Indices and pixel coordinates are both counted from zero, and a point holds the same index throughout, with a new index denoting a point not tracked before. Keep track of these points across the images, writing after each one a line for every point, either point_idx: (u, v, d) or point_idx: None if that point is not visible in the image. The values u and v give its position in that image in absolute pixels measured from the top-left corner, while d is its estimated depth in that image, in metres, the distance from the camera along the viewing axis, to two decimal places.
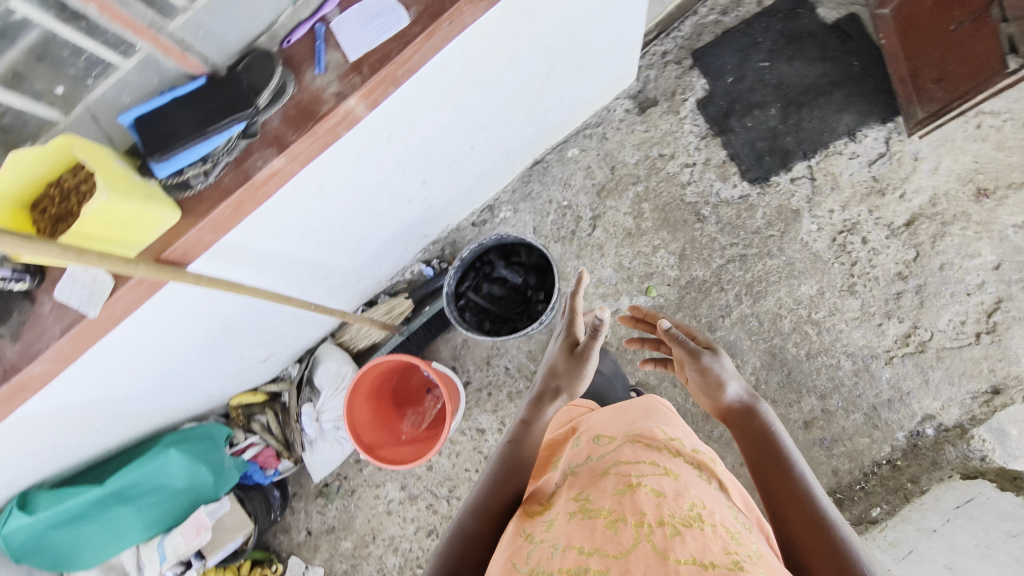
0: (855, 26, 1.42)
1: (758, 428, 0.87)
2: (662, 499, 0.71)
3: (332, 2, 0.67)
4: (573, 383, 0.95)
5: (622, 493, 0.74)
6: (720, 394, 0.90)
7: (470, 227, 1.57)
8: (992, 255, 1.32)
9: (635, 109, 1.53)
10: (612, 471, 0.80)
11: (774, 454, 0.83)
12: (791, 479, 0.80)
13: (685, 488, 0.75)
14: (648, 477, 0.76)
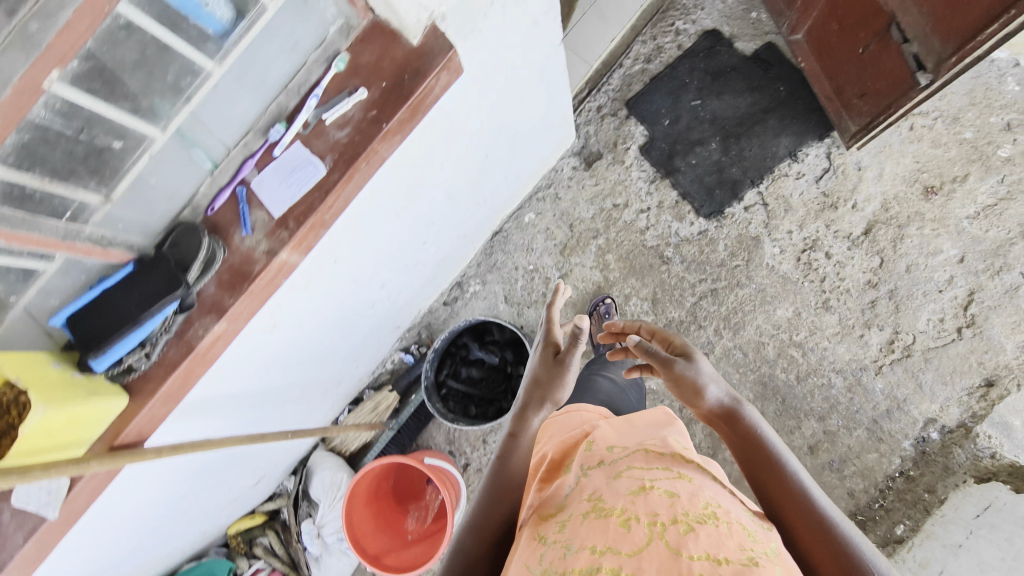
0: (773, 53, 1.46)
1: (744, 429, 0.83)
2: (676, 498, 0.66)
3: (249, 164, 0.69)
4: (551, 390, 0.92)
5: (635, 491, 0.68)
6: (701, 397, 0.85)
7: (442, 307, 1.57)
8: (954, 249, 1.33)
9: (582, 165, 1.55)
10: (620, 474, 0.74)
11: (763, 455, 0.79)
12: (786, 480, 0.76)
13: (699, 489, 0.70)
14: (660, 479, 0.71)
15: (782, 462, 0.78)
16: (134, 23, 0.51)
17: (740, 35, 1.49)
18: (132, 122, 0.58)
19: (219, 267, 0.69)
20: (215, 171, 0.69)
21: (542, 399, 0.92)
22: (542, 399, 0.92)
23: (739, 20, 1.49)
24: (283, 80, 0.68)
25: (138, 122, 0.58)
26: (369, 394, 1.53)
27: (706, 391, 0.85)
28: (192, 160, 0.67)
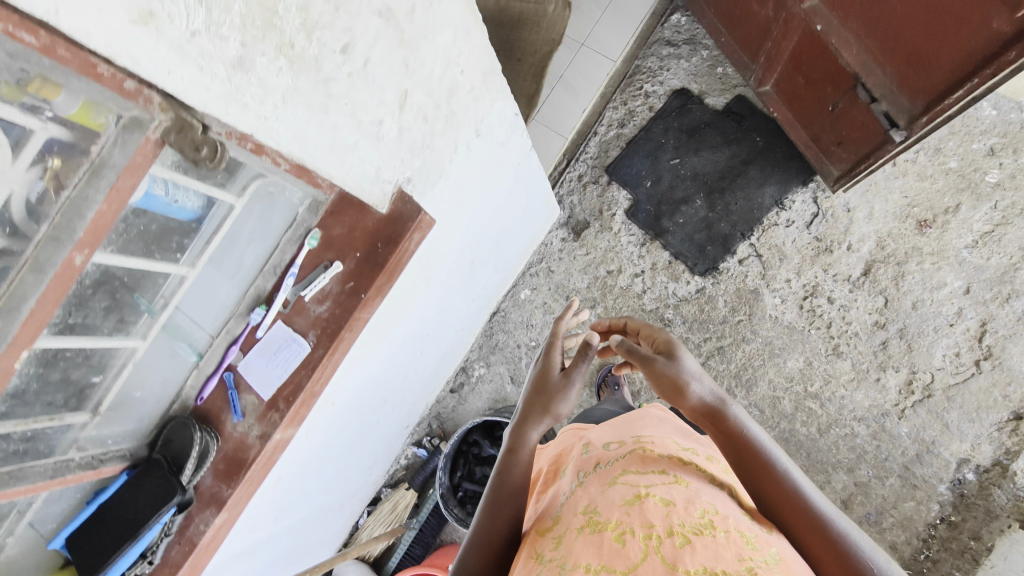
0: (744, 104, 1.47)
1: (731, 428, 0.67)
2: (675, 504, 0.58)
3: (232, 349, 0.69)
4: (553, 400, 0.77)
5: (629, 499, 0.61)
6: (685, 394, 0.70)
7: (450, 394, 1.56)
8: (958, 280, 1.30)
9: (570, 236, 1.55)
10: (614, 480, 0.66)
11: (753, 457, 0.65)
12: (781, 485, 0.62)
13: (696, 493, 0.61)
14: (657, 483, 0.63)
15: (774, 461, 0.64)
16: (102, 271, 0.51)
17: (709, 91, 1.50)
18: (113, 343, 0.57)
19: (214, 456, 0.68)
20: (200, 362, 0.69)
21: (544, 410, 0.78)
22: (547, 408, 0.78)
23: (706, 76, 1.50)
24: (259, 264, 0.68)
25: (117, 341, 0.57)
26: (386, 494, 1.50)
27: (688, 389, 0.70)
28: (177, 357, 0.66)
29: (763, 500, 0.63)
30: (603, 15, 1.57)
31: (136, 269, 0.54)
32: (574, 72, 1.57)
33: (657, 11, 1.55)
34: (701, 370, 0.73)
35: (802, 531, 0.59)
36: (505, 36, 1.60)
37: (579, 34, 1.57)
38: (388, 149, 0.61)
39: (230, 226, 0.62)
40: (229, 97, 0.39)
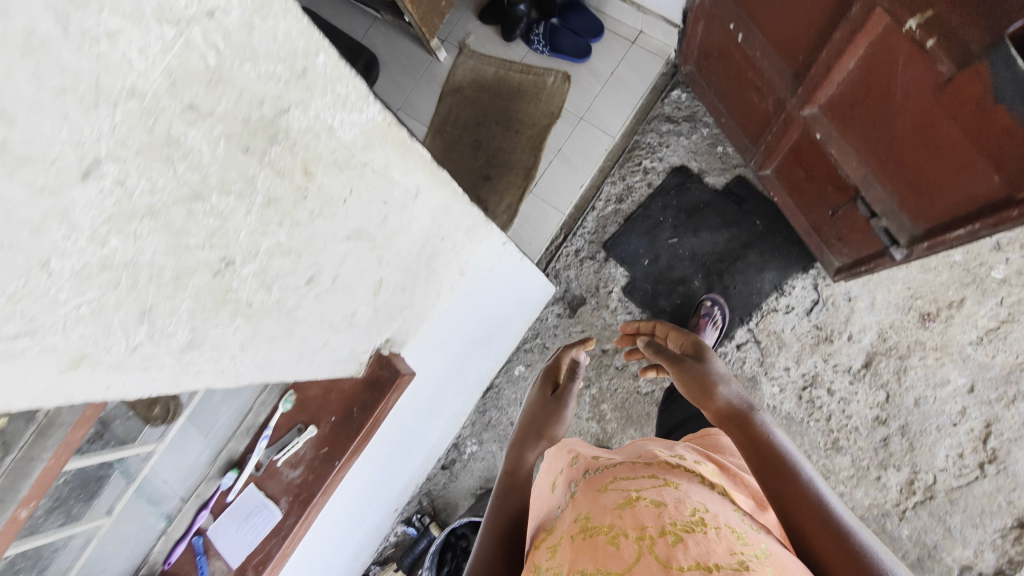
0: (744, 186, 1.45)
1: (749, 426, 0.64)
2: (663, 503, 0.55)
3: (202, 513, 0.67)
4: (548, 424, 0.82)
5: (621, 503, 0.57)
6: (705, 392, 0.70)
7: (441, 471, 1.53)
8: (961, 378, 1.27)
9: (566, 312, 1.52)
10: (605, 487, 0.62)
11: (768, 455, 0.60)
12: (793, 481, 0.57)
13: (685, 494, 0.59)
14: (648, 487, 0.60)
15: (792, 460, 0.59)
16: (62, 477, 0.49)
17: (709, 170, 1.48)
18: (78, 528, 0.55)
19: None
20: (169, 526, 0.67)
21: (539, 433, 0.82)
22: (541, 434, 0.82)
23: (706, 154, 1.48)
24: (234, 425, 0.67)
25: (79, 524, 0.56)
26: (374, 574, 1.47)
27: (716, 390, 0.70)
28: (149, 523, 0.65)
29: (773, 498, 0.57)
30: (602, 90, 1.55)
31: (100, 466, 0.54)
32: (572, 147, 1.55)
33: (658, 86, 1.53)
34: (731, 378, 0.72)
35: (812, 534, 0.53)
36: (503, 108, 1.60)
37: (579, 107, 1.56)
38: (362, 330, 0.59)
39: (194, 398, 0.61)
40: (182, 369, 0.38)
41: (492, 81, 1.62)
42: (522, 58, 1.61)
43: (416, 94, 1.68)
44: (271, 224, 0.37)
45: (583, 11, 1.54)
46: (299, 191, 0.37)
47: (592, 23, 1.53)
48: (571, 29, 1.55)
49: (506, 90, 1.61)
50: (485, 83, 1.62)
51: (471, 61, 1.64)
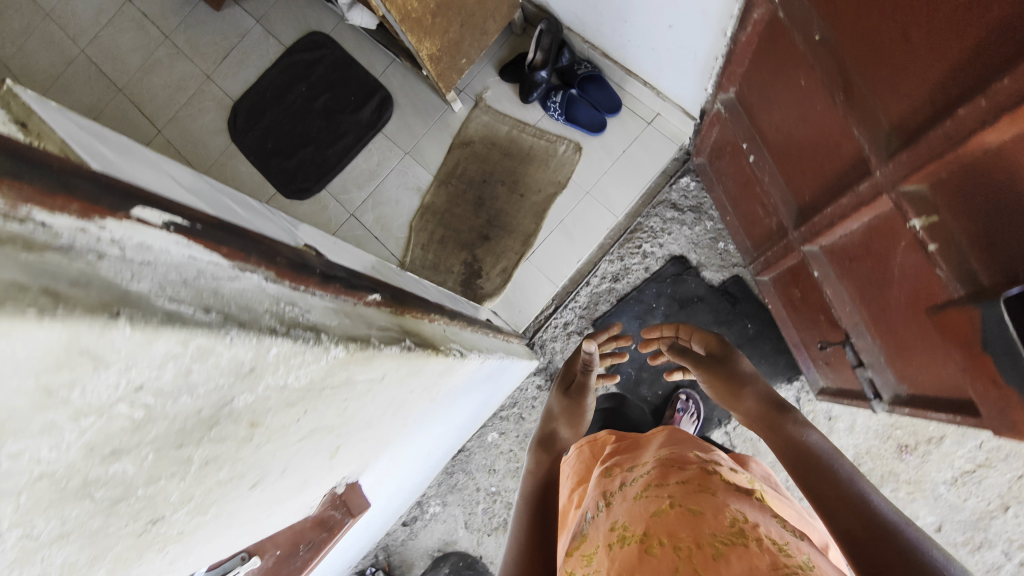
0: (740, 286, 1.44)
1: (781, 422, 0.72)
2: (700, 510, 0.57)
3: None
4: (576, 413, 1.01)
5: (657, 510, 0.60)
6: (740, 392, 0.80)
7: (402, 527, 1.52)
8: (930, 516, 1.26)
9: (546, 384, 1.50)
10: (641, 494, 0.66)
11: (800, 448, 0.66)
12: (824, 466, 0.62)
13: (723, 502, 0.58)
14: (682, 492, 0.61)
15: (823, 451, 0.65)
16: None
17: (708, 264, 1.47)
18: None
19: None
20: None
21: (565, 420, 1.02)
22: (561, 419, 1.04)
23: (706, 248, 1.46)
24: None
25: None
26: None
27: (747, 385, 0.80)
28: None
29: (805, 483, 0.62)
30: (612, 167, 1.54)
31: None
32: (574, 220, 1.54)
33: (668, 171, 1.51)
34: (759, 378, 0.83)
35: (840, 507, 0.57)
36: (510, 169, 1.59)
37: (586, 181, 1.54)
38: (313, 487, 0.57)
39: None
40: None
41: (503, 141, 1.60)
42: (536, 121, 1.59)
43: (426, 141, 1.67)
44: (206, 476, 0.35)
45: (602, 85, 1.52)
46: (243, 439, 0.36)
47: (609, 99, 1.52)
48: (588, 101, 1.53)
49: (516, 152, 1.59)
50: (496, 142, 1.61)
51: (484, 117, 1.62)
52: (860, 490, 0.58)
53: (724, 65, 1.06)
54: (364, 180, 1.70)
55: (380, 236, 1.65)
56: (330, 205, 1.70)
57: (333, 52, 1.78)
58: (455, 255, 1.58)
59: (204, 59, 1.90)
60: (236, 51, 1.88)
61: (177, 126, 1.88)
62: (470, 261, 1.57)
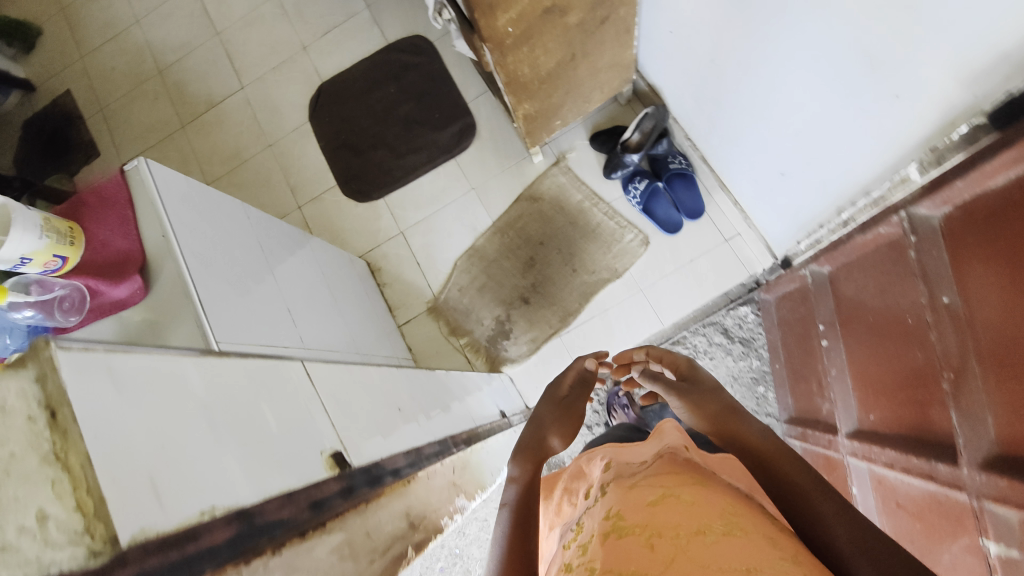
0: None
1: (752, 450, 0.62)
2: (697, 499, 0.51)
3: None
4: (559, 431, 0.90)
5: (653, 498, 0.52)
6: (718, 417, 0.70)
7: None
8: None
9: None
10: (633, 484, 0.57)
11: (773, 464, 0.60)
12: (805, 486, 0.56)
13: (718, 494, 0.52)
14: (682, 481, 0.55)
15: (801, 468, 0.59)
16: None
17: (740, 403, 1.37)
18: None
19: None
20: None
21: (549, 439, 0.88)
22: (552, 428, 0.90)
23: (744, 386, 1.37)
24: None
25: None
26: None
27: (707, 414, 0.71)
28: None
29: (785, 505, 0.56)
30: (673, 271, 1.47)
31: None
32: (617, 313, 1.47)
33: (730, 294, 1.42)
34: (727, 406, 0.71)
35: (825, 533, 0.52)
36: (569, 241, 1.52)
37: (643, 278, 1.47)
38: None
39: None
40: None
41: (570, 212, 1.54)
42: (610, 199, 1.52)
43: (495, 182, 1.62)
44: None
45: (691, 185, 1.44)
46: None
47: (694, 203, 1.44)
48: (671, 197, 1.45)
49: (580, 224, 1.53)
50: (565, 209, 1.54)
51: (560, 179, 1.56)
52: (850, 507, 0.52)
53: (833, 242, 0.97)
54: (423, 201, 1.66)
55: (421, 264, 1.62)
56: (383, 216, 1.67)
57: (432, 63, 1.73)
58: (489, 306, 1.54)
59: (305, 29, 1.87)
60: (338, 31, 1.84)
61: (260, 88, 1.86)
62: (503, 319, 1.53)
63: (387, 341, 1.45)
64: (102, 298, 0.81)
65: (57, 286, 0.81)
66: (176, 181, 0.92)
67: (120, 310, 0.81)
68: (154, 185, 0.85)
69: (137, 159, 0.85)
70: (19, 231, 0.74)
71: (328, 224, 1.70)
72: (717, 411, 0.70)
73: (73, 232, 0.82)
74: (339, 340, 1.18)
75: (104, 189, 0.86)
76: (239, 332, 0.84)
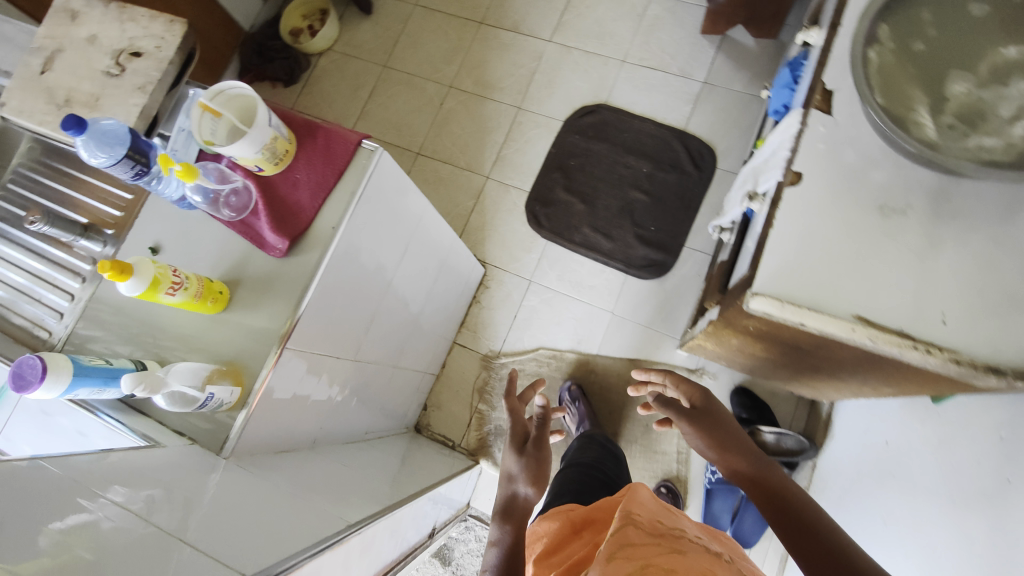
0: None
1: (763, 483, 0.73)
2: (676, 572, 0.54)
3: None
4: (527, 467, 1.02)
5: (635, 569, 0.54)
6: (733, 446, 0.80)
7: None
8: None
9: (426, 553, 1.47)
10: (609, 551, 0.58)
11: (781, 493, 0.71)
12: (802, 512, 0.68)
13: (693, 561, 0.56)
14: (658, 553, 0.57)
15: (802, 499, 0.70)
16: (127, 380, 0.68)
17: None
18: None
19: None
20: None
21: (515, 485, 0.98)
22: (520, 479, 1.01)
23: None
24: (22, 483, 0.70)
25: None
26: None
27: (726, 447, 0.80)
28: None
29: (789, 528, 0.67)
30: None
31: (83, 397, 0.71)
32: None
33: None
34: (739, 432, 0.82)
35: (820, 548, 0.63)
36: (627, 436, 1.44)
37: None
38: None
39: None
40: None
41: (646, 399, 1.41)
42: None
43: (633, 327, 1.52)
44: None
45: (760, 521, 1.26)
46: None
47: (745, 534, 1.28)
48: (735, 504, 1.30)
49: (650, 435, 1.44)
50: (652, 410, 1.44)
51: None
52: (829, 524, 0.65)
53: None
54: (568, 278, 1.59)
55: (515, 320, 1.59)
56: (532, 254, 1.63)
57: (696, 183, 1.58)
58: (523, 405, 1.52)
59: (639, 46, 1.73)
60: (659, 77, 1.69)
61: (559, 56, 1.78)
62: None
63: (430, 355, 1.47)
64: (255, 223, 0.84)
65: (238, 186, 0.85)
66: (391, 175, 0.91)
67: (257, 246, 0.84)
68: (365, 181, 0.84)
69: (378, 148, 0.85)
70: (245, 141, 0.76)
71: (492, 214, 1.68)
72: (732, 451, 0.79)
73: (285, 156, 0.85)
74: (390, 349, 1.20)
75: (336, 142, 0.86)
76: (309, 342, 0.85)
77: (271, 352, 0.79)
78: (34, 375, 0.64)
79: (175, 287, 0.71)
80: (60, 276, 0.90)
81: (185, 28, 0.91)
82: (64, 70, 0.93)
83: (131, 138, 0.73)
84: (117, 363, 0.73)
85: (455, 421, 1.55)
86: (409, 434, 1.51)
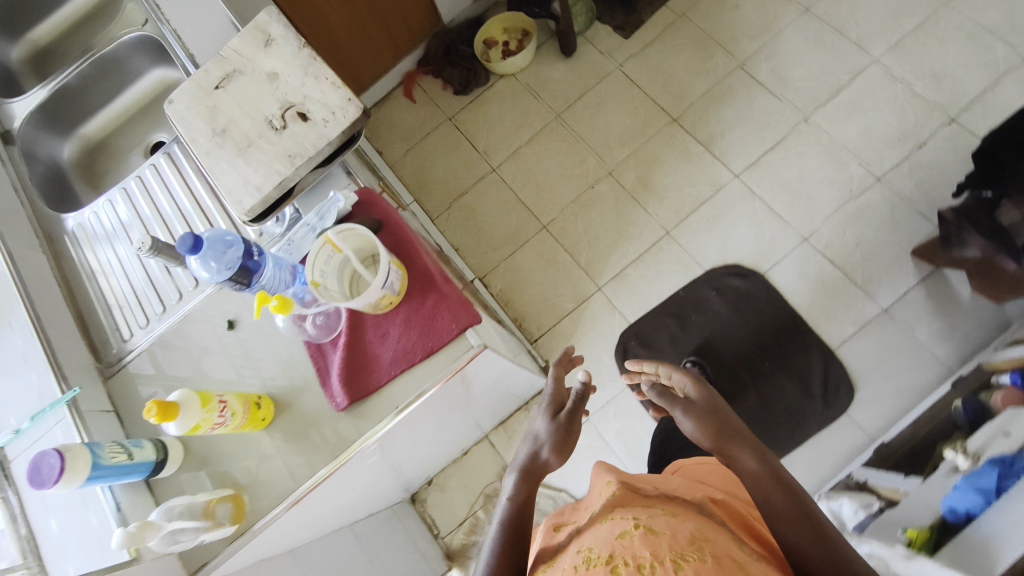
0: None
1: (758, 476, 0.64)
2: (668, 531, 0.52)
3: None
4: (560, 441, 0.74)
5: (621, 531, 0.52)
6: (723, 431, 0.69)
7: None
8: None
9: None
10: (604, 517, 0.57)
11: (777, 484, 0.63)
12: (799, 507, 0.61)
13: (682, 521, 0.54)
14: (650, 515, 0.55)
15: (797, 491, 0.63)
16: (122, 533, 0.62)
17: None
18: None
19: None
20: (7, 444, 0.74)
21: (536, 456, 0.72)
22: (547, 447, 0.73)
23: None
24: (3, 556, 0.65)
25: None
26: None
27: (712, 431, 0.70)
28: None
29: (790, 526, 0.60)
30: None
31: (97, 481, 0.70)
32: None
33: None
34: (723, 412, 0.72)
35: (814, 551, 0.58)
36: None
37: None
38: None
39: None
40: None
41: None
42: None
43: None
44: None
45: None
46: None
47: None
48: None
49: None
50: None
51: None
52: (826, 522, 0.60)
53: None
54: (627, 437, 1.45)
55: None
56: (603, 391, 1.49)
57: (815, 418, 1.35)
58: None
59: (831, 230, 1.48)
60: (835, 277, 1.45)
61: (738, 196, 1.56)
62: None
63: (455, 446, 1.41)
64: (329, 356, 0.78)
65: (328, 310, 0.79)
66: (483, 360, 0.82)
67: (320, 382, 0.78)
68: (451, 373, 0.75)
69: (479, 344, 0.75)
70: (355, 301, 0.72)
71: (585, 327, 1.55)
72: (717, 430, 0.70)
73: (386, 305, 0.77)
74: (405, 459, 1.14)
75: (443, 313, 0.77)
76: (322, 498, 0.79)
77: (277, 505, 0.73)
78: (49, 476, 0.62)
79: (220, 415, 0.69)
80: (147, 294, 0.90)
81: (358, 111, 0.84)
82: (234, 95, 0.89)
83: (240, 262, 0.69)
84: (138, 457, 0.71)
85: (449, 510, 1.49)
86: (401, 502, 1.48)
